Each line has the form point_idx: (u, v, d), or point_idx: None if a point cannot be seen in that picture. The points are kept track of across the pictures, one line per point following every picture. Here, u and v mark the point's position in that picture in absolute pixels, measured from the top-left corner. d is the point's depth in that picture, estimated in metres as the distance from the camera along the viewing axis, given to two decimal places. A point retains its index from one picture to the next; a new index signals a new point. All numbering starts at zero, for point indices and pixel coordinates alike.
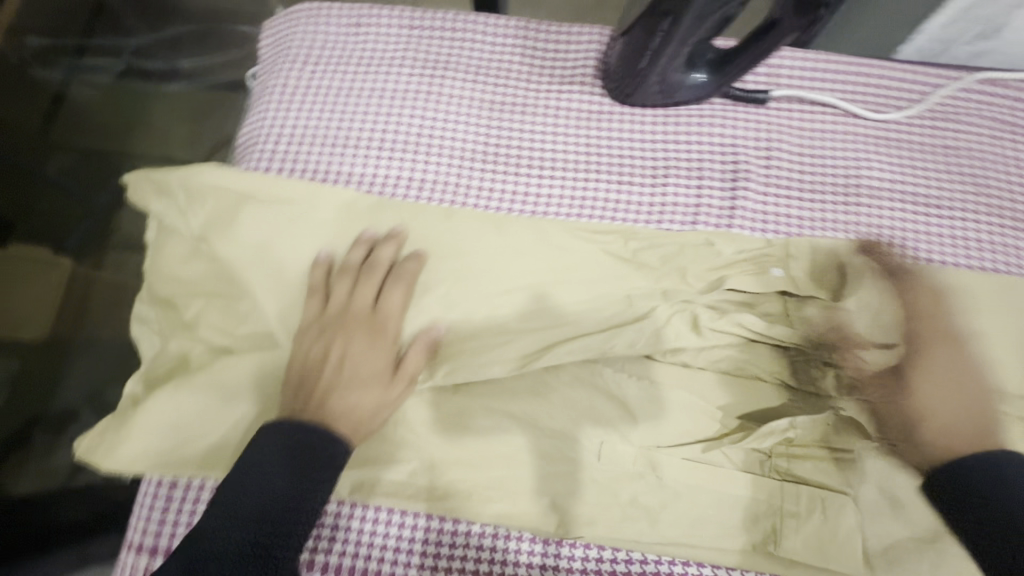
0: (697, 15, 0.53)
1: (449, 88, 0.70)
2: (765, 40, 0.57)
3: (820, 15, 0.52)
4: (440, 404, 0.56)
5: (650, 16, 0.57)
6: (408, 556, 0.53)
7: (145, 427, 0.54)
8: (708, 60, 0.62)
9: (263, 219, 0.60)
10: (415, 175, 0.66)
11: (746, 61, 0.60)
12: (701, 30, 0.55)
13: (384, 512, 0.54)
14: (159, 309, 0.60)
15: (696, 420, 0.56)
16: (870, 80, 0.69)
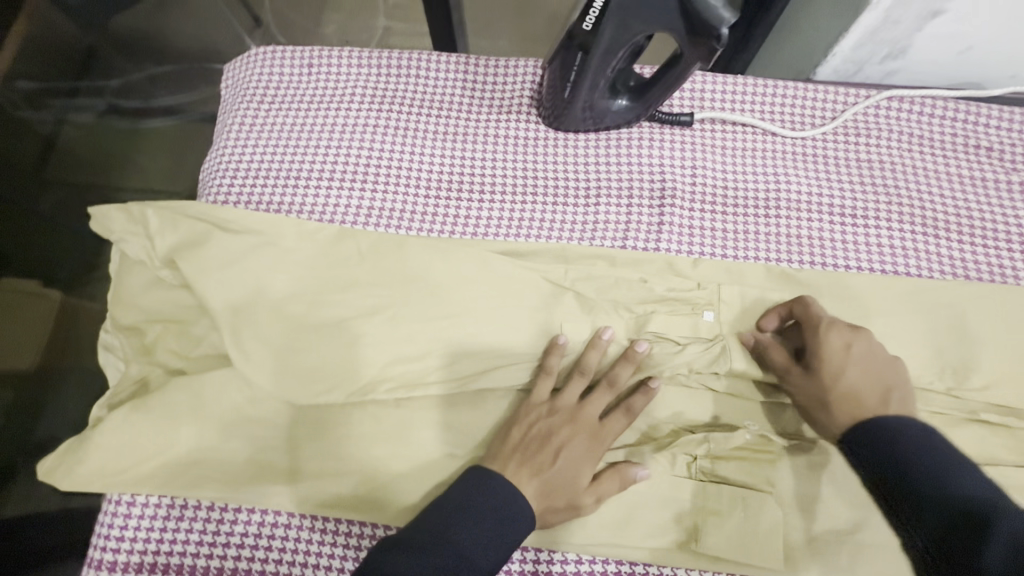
0: (606, 47, 0.58)
1: (396, 121, 0.75)
2: (675, 69, 0.62)
3: (716, 45, 0.56)
4: (382, 418, 0.59)
5: (567, 49, 0.62)
6: (353, 563, 0.57)
7: (99, 449, 0.55)
8: (630, 87, 0.67)
9: (220, 243, 0.61)
10: (363, 203, 0.70)
11: (662, 87, 0.65)
12: (613, 60, 0.60)
13: (332, 522, 0.57)
14: (121, 337, 0.64)
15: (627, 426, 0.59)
16: (788, 100, 0.73)
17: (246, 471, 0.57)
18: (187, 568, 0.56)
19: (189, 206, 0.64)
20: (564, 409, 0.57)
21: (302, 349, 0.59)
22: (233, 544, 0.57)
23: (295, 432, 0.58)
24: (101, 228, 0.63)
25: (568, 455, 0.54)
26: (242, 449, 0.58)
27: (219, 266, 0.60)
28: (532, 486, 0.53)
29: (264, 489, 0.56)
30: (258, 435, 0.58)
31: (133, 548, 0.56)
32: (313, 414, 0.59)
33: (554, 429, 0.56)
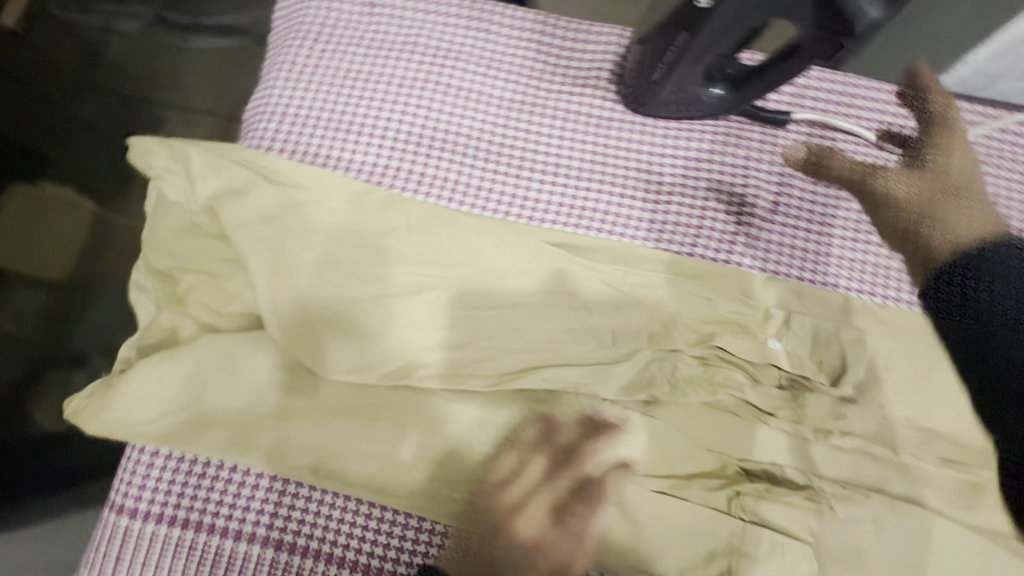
0: (715, 32, 0.51)
1: (459, 80, 0.68)
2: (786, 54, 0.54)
3: (845, 43, 0.49)
4: (412, 402, 0.56)
5: (666, 29, 0.55)
6: (371, 546, 0.55)
7: (126, 397, 0.54)
8: (732, 74, 0.59)
9: (266, 197, 0.57)
10: (416, 167, 0.65)
11: (767, 78, 0.57)
12: (723, 42, 0.53)
13: (353, 501, 0.56)
14: (151, 280, 0.61)
15: (668, 451, 0.56)
16: (902, 110, 0.65)
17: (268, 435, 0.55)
18: (205, 526, 0.55)
19: (236, 151, 0.60)
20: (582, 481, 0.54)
21: (337, 320, 0.56)
22: (253, 509, 0.56)
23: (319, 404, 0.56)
24: (141, 163, 0.60)
25: (563, 540, 0.52)
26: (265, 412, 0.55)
27: (265, 222, 0.57)
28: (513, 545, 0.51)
29: (287, 456, 0.55)
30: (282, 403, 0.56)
31: (156, 498, 0.56)
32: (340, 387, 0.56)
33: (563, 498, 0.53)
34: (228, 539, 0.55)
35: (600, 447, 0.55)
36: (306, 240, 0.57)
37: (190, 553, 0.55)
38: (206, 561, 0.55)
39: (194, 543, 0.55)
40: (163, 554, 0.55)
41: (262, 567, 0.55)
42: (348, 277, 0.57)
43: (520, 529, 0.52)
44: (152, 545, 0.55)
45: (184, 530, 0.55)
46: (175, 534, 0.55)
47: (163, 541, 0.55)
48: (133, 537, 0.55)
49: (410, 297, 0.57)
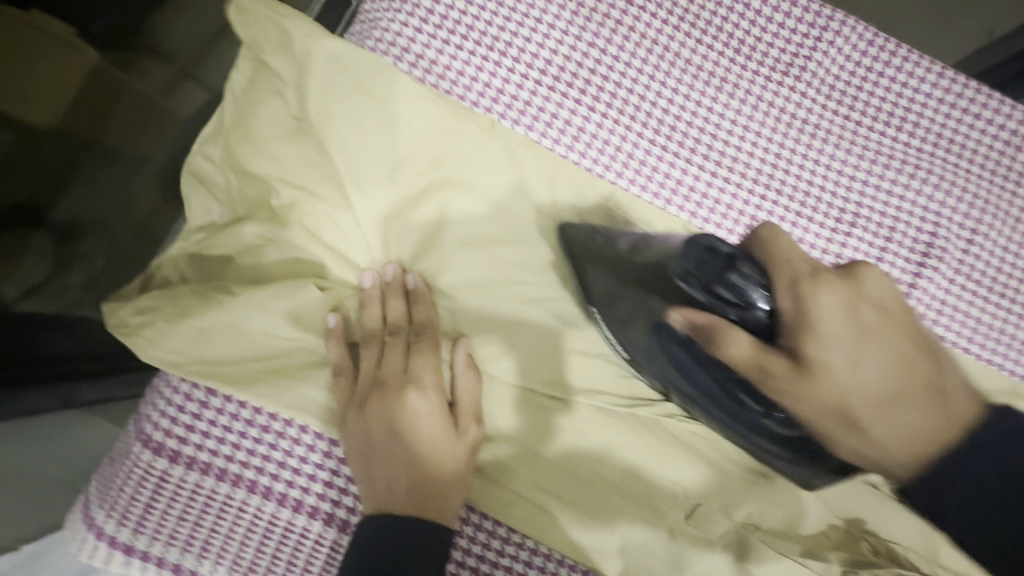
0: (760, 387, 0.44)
1: (646, 23, 0.54)
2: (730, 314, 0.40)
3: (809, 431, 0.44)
4: (529, 402, 0.48)
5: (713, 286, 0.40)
6: (457, 550, 0.48)
7: (196, 324, 0.44)
8: (790, 435, 0.45)
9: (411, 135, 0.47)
10: (576, 120, 0.52)
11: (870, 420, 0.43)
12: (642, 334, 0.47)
13: (475, 515, 0.48)
14: (229, 179, 0.49)
15: (799, 512, 0.49)
16: None
17: (348, 414, 0.45)
18: (260, 488, 0.46)
19: (360, 58, 0.47)
20: (419, 353, 0.46)
21: (478, 298, 0.48)
22: (320, 480, 0.47)
23: (395, 366, 0.46)
24: (247, 36, 0.47)
25: (399, 423, 0.45)
26: (356, 389, 0.46)
27: (415, 172, 0.47)
28: (364, 429, 0.45)
29: (354, 425, 0.45)
30: (372, 371, 0.46)
31: (204, 444, 0.46)
32: (417, 350, 0.46)
33: (369, 375, 0.46)
34: (286, 509, 0.46)
35: (724, 492, 0.49)
36: (459, 200, 0.48)
37: (238, 517, 0.46)
38: (256, 529, 0.46)
39: (242, 506, 0.46)
40: (204, 512, 0.46)
41: (321, 548, 0.46)
42: (502, 251, 0.48)
43: (422, 459, 0.44)
44: (191, 500, 0.46)
45: (234, 488, 0.46)
46: (222, 492, 0.46)
47: (206, 497, 0.46)
48: (168, 486, 0.46)
49: (547, 285, 0.49)
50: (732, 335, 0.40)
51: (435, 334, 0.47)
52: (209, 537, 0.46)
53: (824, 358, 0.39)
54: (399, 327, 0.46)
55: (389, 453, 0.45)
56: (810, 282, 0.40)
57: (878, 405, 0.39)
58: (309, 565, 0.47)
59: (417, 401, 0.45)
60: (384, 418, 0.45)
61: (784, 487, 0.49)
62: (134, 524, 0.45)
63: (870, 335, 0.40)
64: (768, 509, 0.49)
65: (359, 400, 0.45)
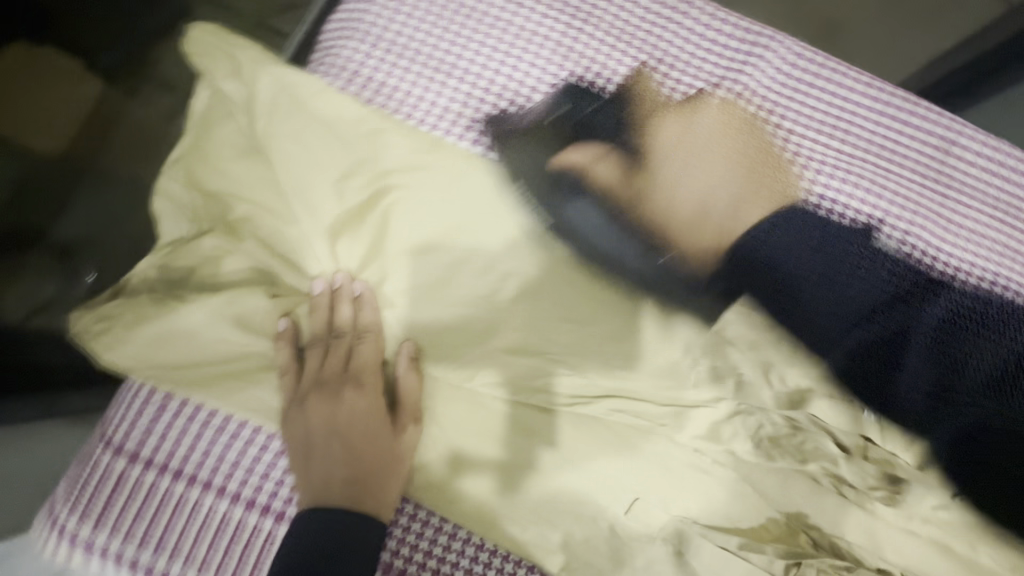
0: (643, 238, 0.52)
1: (586, 41, 0.57)
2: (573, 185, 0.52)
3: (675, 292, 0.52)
4: (470, 403, 0.50)
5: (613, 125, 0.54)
6: (396, 545, 0.48)
7: (156, 331, 0.47)
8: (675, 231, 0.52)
9: (355, 152, 0.51)
10: (520, 130, 0.54)
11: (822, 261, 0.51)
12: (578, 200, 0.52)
13: (412, 506, 0.49)
14: (193, 197, 0.52)
15: (740, 507, 0.50)
16: None
17: (292, 411, 0.48)
18: (213, 487, 0.48)
19: (308, 82, 0.50)
20: (361, 353, 0.49)
21: (422, 304, 0.51)
22: (272, 479, 0.48)
23: (339, 366, 0.49)
24: (204, 64, 0.51)
25: (339, 418, 0.48)
26: (301, 386, 0.49)
27: (361, 187, 0.51)
28: (305, 422, 0.47)
29: (296, 420, 0.47)
30: (316, 372, 0.49)
31: (161, 444, 0.48)
32: (359, 351, 0.49)
33: (313, 373, 0.49)
34: (238, 507, 0.48)
35: (666, 489, 0.49)
36: (402, 211, 0.51)
37: (191, 514, 0.48)
38: (209, 526, 0.48)
39: (196, 504, 0.48)
40: (161, 510, 0.48)
41: (270, 546, 0.48)
42: (443, 257, 0.51)
43: (362, 454, 0.47)
44: (149, 498, 0.48)
45: (188, 487, 0.48)
46: (177, 490, 0.48)
47: (162, 495, 0.48)
48: (128, 484, 0.48)
49: (489, 290, 0.51)
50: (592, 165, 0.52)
51: (376, 335, 0.50)
52: (164, 534, 0.48)
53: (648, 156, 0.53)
54: (342, 331, 0.49)
55: (328, 448, 0.47)
56: (656, 114, 0.55)
57: (695, 210, 0.53)
58: (258, 565, 0.48)
59: (360, 397, 0.49)
60: (326, 410, 0.48)
61: (723, 482, 0.50)
62: (95, 521, 0.48)
63: (690, 152, 0.54)
64: (708, 505, 0.50)
65: (302, 395, 0.48)
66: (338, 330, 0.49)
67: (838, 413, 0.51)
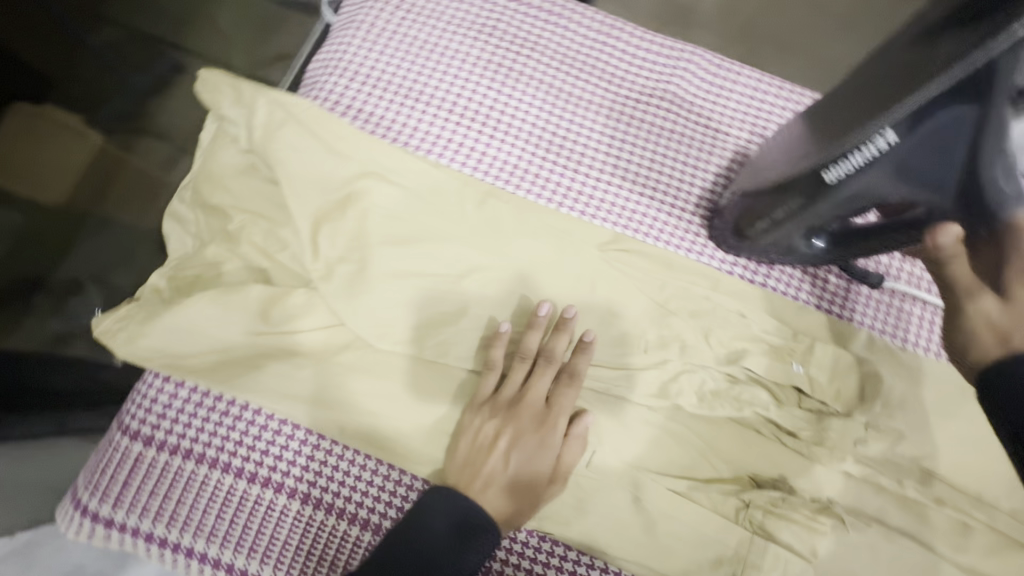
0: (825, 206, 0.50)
1: (532, 69, 0.68)
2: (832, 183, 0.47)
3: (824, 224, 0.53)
4: (552, 394, 0.56)
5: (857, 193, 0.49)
6: None
7: (166, 327, 0.54)
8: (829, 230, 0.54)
9: (334, 159, 0.57)
10: (479, 145, 0.64)
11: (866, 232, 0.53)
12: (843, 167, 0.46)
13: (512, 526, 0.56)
14: (198, 215, 0.60)
15: (687, 455, 0.57)
16: None
17: (473, 423, 0.55)
18: (220, 463, 0.55)
19: (298, 101, 0.58)
20: (539, 377, 0.56)
21: (399, 289, 0.57)
22: (271, 454, 0.56)
23: (512, 396, 0.56)
24: (210, 99, 0.58)
25: (524, 436, 0.54)
26: (488, 408, 0.56)
27: (339, 188, 0.57)
28: (492, 437, 0.55)
29: (485, 434, 0.55)
30: (513, 398, 0.56)
31: (173, 429, 0.56)
32: (538, 385, 0.56)
33: (519, 400, 0.56)
34: (242, 481, 0.55)
35: (621, 442, 0.56)
36: (379, 209, 0.57)
37: (201, 489, 0.55)
38: (216, 499, 0.55)
39: (205, 479, 0.55)
40: (173, 486, 0.55)
41: (272, 513, 0.55)
42: (416, 249, 0.57)
43: (521, 475, 0.53)
44: (162, 476, 0.55)
45: (198, 465, 0.55)
46: (188, 468, 0.55)
47: (175, 473, 0.55)
48: (144, 465, 0.55)
49: (457, 277, 0.58)
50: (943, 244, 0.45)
51: (528, 355, 0.57)
52: (178, 507, 0.55)
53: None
54: (529, 357, 0.57)
55: (506, 457, 0.54)
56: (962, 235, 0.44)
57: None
58: (262, 531, 0.55)
59: (553, 426, 0.55)
60: (513, 429, 0.55)
61: (671, 434, 0.57)
62: (113, 500, 0.55)
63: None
64: (660, 455, 0.56)
65: (502, 420, 0.55)
66: (524, 354, 0.57)
67: (765, 367, 0.58)
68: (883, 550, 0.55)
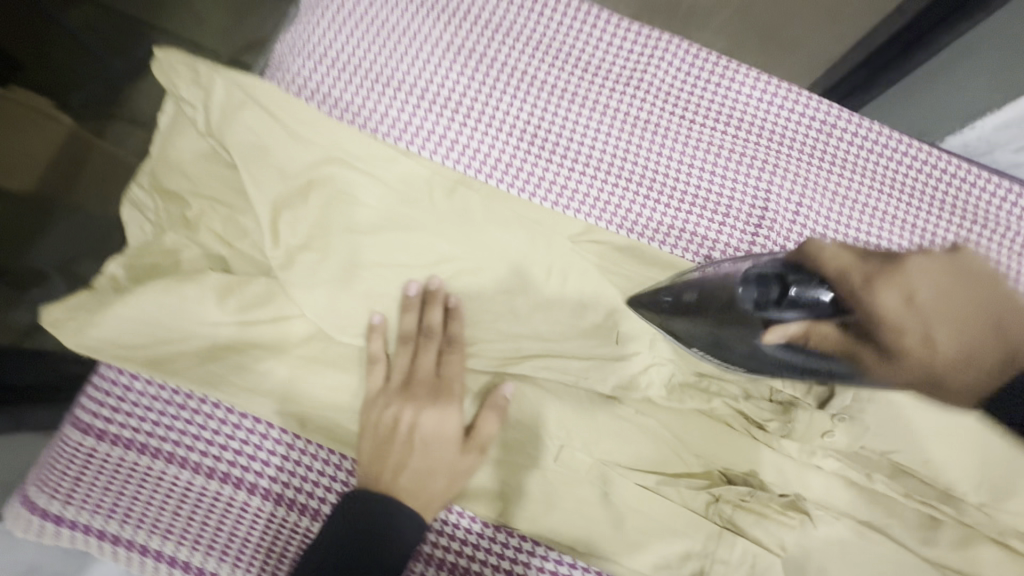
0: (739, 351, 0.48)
1: (507, 55, 0.65)
2: (784, 315, 0.39)
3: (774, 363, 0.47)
4: (439, 373, 0.55)
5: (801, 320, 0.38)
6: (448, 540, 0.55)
7: (117, 317, 0.52)
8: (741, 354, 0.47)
9: (297, 148, 0.55)
10: (451, 133, 0.62)
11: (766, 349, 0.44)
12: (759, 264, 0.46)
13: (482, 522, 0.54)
14: (156, 201, 0.58)
15: (657, 450, 0.56)
16: (918, 166, 0.68)
17: (374, 411, 0.53)
18: (177, 459, 0.54)
19: (261, 83, 0.55)
20: (423, 355, 0.54)
21: (367, 282, 0.55)
22: (230, 449, 0.54)
23: (403, 379, 0.54)
24: (165, 80, 0.56)
25: (420, 418, 0.53)
26: (382, 393, 0.54)
27: (303, 177, 0.55)
28: (385, 425, 0.52)
29: (385, 419, 0.53)
30: (401, 378, 0.54)
31: (127, 423, 0.54)
32: (423, 361, 0.54)
33: (408, 383, 0.54)
34: (200, 476, 0.54)
35: (590, 437, 0.55)
36: (344, 197, 0.55)
37: (157, 485, 0.53)
38: (173, 495, 0.53)
39: (161, 475, 0.53)
40: (128, 483, 0.53)
41: (231, 510, 0.53)
42: (382, 241, 0.55)
43: (434, 453, 0.52)
44: (116, 473, 0.53)
45: (154, 460, 0.54)
46: (144, 463, 0.53)
47: (130, 469, 0.53)
48: (97, 461, 0.53)
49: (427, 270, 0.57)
50: (810, 331, 0.37)
51: (408, 336, 0.55)
52: (132, 504, 0.53)
53: (897, 275, 0.32)
54: (408, 337, 0.55)
55: (409, 444, 0.52)
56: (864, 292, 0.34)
57: (924, 305, 0.38)
58: (221, 528, 0.53)
59: (445, 405, 0.53)
60: (404, 412, 0.53)
61: (641, 429, 0.56)
62: (64, 497, 0.53)
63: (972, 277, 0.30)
64: (628, 450, 0.55)
65: (392, 404, 0.53)
66: (399, 335, 0.55)
67: None
68: (849, 543, 0.56)
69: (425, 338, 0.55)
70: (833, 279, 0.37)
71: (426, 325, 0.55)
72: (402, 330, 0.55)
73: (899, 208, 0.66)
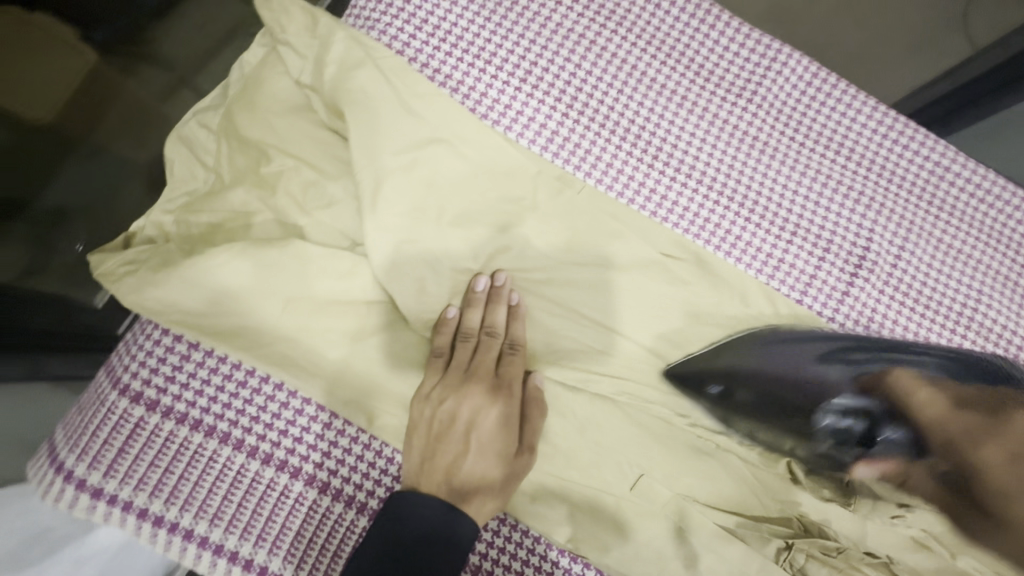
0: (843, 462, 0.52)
1: (615, 46, 0.60)
2: (880, 449, 0.50)
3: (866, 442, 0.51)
4: (500, 373, 0.50)
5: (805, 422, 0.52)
6: (499, 554, 0.51)
7: (184, 277, 0.48)
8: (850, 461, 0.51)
9: (393, 118, 0.51)
10: (546, 122, 0.57)
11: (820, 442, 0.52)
12: (840, 371, 0.53)
13: (542, 544, 0.51)
14: (226, 152, 0.52)
15: (739, 489, 0.52)
16: None
17: (427, 406, 0.49)
18: (233, 440, 0.49)
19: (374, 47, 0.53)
20: (486, 352, 0.50)
21: (452, 272, 0.52)
22: (290, 436, 0.49)
23: (463, 376, 0.50)
24: (271, 19, 0.52)
25: (476, 419, 0.49)
26: (437, 386, 0.50)
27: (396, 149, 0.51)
28: (439, 423, 0.48)
29: (438, 418, 0.49)
30: (461, 375, 0.50)
31: (182, 394, 0.49)
32: (487, 359, 0.50)
33: (467, 380, 0.50)
34: (255, 461, 0.49)
35: (668, 467, 0.52)
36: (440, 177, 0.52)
37: (208, 466, 0.48)
38: (224, 478, 0.48)
39: (213, 456, 0.48)
40: (177, 459, 0.48)
41: (285, 501, 0.49)
42: (471, 229, 0.52)
43: (489, 458, 0.48)
44: (165, 448, 0.48)
45: (206, 439, 0.49)
46: (195, 441, 0.48)
47: (179, 444, 0.48)
48: (144, 434, 0.48)
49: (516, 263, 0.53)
50: (908, 470, 0.49)
51: (473, 332, 0.51)
52: (179, 484, 0.48)
53: (993, 439, 0.46)
54: (471, 332, 0.51)
55: (462, 445, 0.48)
56: (965, 441, 0.47)
57: None
58: (272, 520, 0.48)
59: (502, 408, 0.49)
60: (460, 412, 0.49)
61: (721, 464, 0.53)
62: (105, 468, 0.47)
63: None
64: (706, 484, 0.52)
65: (448, 400, 0.49)
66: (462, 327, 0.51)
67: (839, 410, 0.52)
68: None
69: (492, 333, 0.51)
70: (935, 447, 0.48)
71: (490, 319, 0.51)
72: (466, 322, 0.51)
73: (1002, 262, 0.60)
